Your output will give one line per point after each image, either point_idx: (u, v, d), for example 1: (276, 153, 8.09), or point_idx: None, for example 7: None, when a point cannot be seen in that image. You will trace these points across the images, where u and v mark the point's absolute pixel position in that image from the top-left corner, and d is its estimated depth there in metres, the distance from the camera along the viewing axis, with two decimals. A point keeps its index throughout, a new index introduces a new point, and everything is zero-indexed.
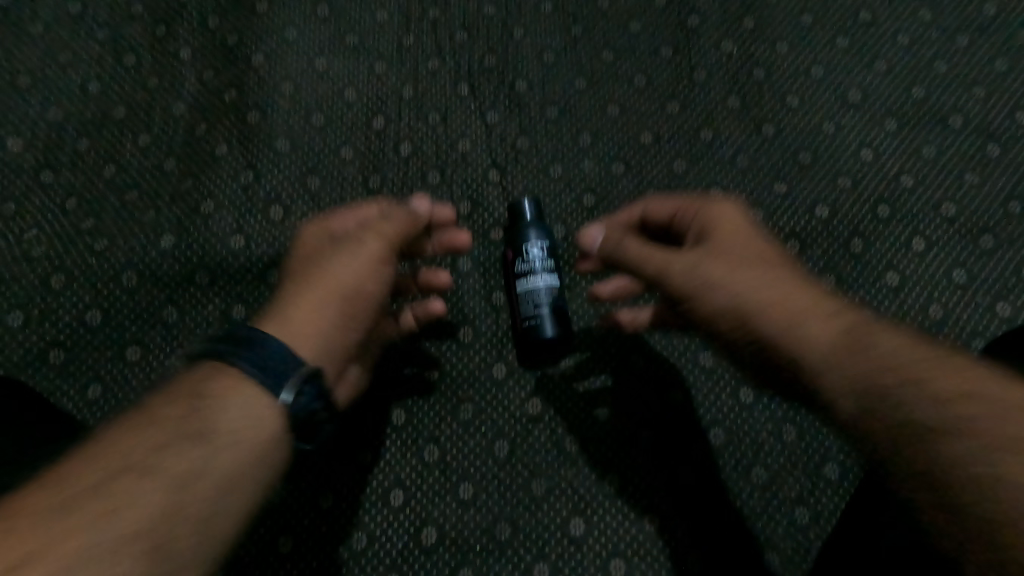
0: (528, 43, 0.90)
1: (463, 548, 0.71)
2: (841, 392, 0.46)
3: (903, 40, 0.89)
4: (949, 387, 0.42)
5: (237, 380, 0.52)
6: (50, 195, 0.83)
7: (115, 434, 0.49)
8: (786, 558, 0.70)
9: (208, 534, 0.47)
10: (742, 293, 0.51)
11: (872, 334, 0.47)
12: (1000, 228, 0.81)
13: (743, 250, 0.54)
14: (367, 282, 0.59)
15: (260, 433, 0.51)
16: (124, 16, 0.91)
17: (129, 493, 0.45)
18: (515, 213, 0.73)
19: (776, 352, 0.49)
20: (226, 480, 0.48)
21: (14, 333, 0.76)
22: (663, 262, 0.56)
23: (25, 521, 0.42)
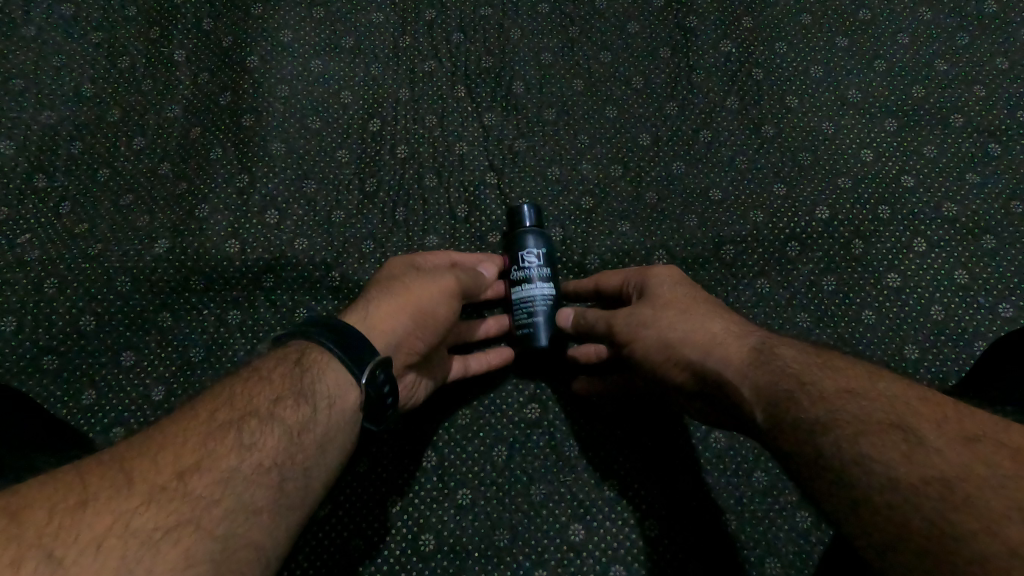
0: (525, 44, 0.89)
1: (461, 554, 0.70)
2: (756, 406, 0.53)
3: (902, 39, 0.89)
4: (822, 407, 0.49)
5: (326, 357, 0.57)
6: (44, 200, 0.82)
7: (233, 388, 0.54)
8: (788, 564, 0.70)
9: (307, 487, 0.51)
10: (667, 333, 0.62)
11: (779, 370, 0.53)
12: (1002, 228, 0.80)
13: (675, 308, 0.64)
14: (442, 305, 0.66)
15: (347, 401, 0.56)
16: (118, 19, 0.91)
17: (247, 437, 0.50)
18: (514, 224, 0.74)
19: (704, 376, 0.58)
20: (321, 439, 0.53)
21: (6, 339, 0.75)
22: (610, 319, 0.67)
23: (168, 449, 0.48)
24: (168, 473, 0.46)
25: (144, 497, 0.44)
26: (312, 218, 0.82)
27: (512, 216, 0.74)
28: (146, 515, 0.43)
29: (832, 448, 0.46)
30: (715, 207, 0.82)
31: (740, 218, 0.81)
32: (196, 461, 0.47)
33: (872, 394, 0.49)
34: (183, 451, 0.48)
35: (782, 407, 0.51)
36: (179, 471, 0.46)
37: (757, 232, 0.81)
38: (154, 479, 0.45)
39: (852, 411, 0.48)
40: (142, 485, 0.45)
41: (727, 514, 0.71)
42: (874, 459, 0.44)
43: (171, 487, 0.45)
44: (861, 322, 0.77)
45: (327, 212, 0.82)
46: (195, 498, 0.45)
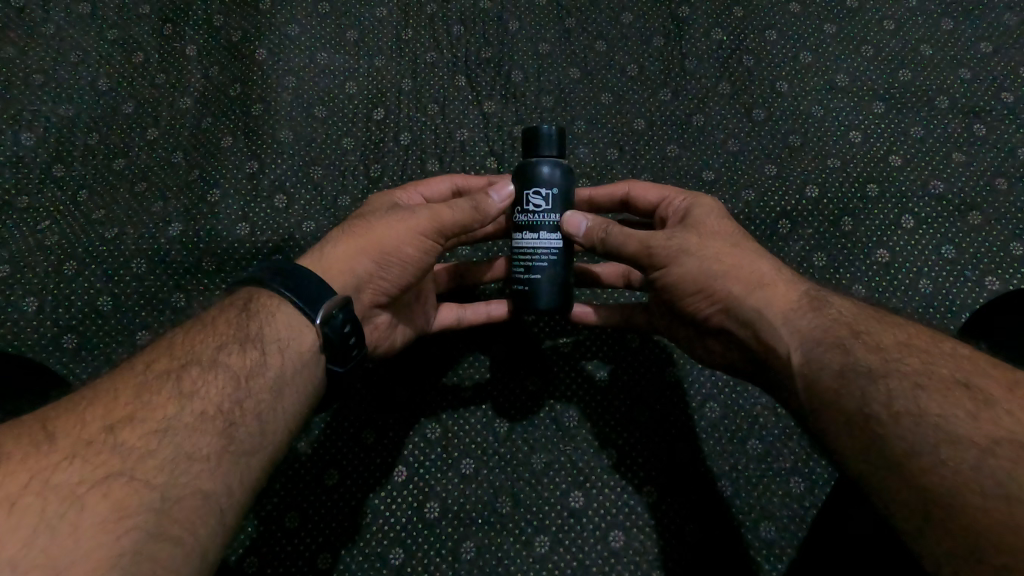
0: (524, 34, 0.92)
1: (465, 521, 0.72)
2: (794, 350, 0.55)
3: (889, 25, 0.91)
4: (880, 357, 0.52)
5: (275, 302, 0.58)
6: (63, 188, 0.85)
7: (183, 336, 0.56)
8: (782, 527, 0.72)
9: (260, 432, 0.53)
10: (710, 265, 0.60)
11: (832, 322, 0.56)
12: (987, 204, 0.82)
13: (716, 241, 0.61)
14: (408, 246, 0.62)
15: (304, 343, 0.58)
16: (132, 16, 0.94)
17: (186, 386, 0.52)
18: (532, 148, 0.63)
19: (734, 314, 0.59)
20: (273, 382, 0.55)
21: (28, 320, 0.79)
22: (641, 240, 0.62)
23: (100, 405, 0.49)
24: (97, 427, 0.47)
25: (68, 452, 0.45)
26: (320, 203, 0.85)
27: (527, 140, 0.63)
28: (69, 470, 0.44)
29: (885, 400, 0.49)
30: (708, 187, 0.85)
31: (732, 197, 0.84)
32: (129, 414, 0.49)
33: (935, 352, 0.52)
34: (114, 405, 0.49)
35: (831, 351, 0.53)
36: (109, 425, 0.48)
37: (749, 210, 0.83)
38: (79, 434, 0.47)
39: (910, 363, 0.51)
40: (67, 439, 0.46)
41: (723, 480, 0.73)
42: (934, 410, 0.46)
43: (98, 441, 0.47)
44: (852, 295, 0.80)
45: (334, 196, 0.85)
46: (126, 449, 0.47)
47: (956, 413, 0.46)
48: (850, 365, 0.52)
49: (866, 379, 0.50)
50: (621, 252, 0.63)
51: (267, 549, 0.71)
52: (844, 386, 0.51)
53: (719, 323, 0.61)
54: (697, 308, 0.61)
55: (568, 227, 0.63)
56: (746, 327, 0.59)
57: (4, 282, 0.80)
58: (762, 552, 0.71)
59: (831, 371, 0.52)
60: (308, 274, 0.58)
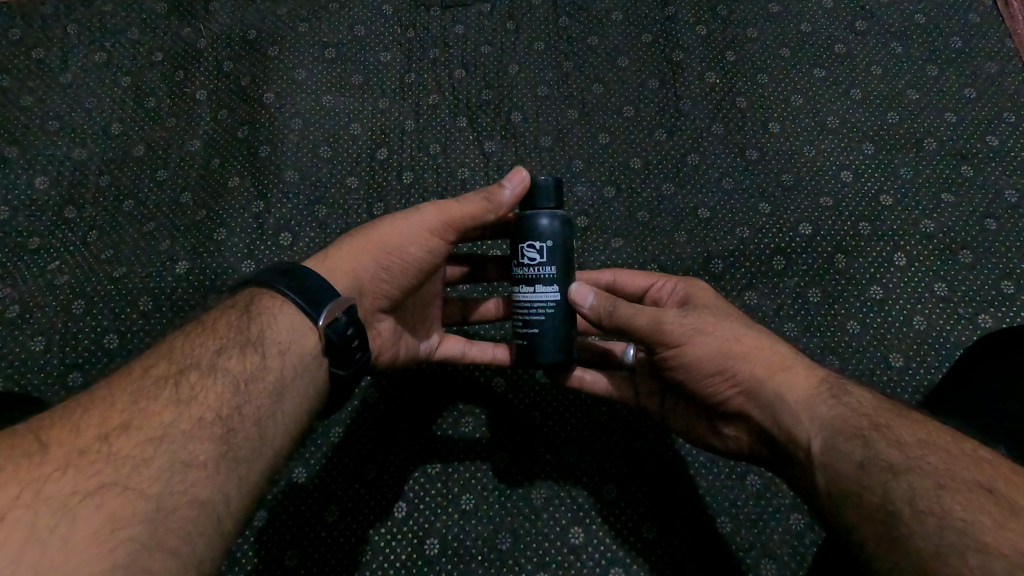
0: (523, 78, 0.95)
1: (465, 558, 0.72)
2: (815, 437, 0.53)
3: (876, 69, 0.94)
4: (902, 452, 0.49)
5: (277, 304, 0.60)
6: (73, 228, 0.88)
7: (182, 340, 0.57)
8: (783, 564, 0.72)
9: (259, 438, 0.53)
10: (728, 345, 0.59)
11: (851, 411, 0.53)
12: (977, 243, 0.84)
13: (728, 323, 0.61)
14: (413, 244, 0.66)
15: (307, 344, 0.59)
16: (144, 62, 0.98)
17: (184, 392, 0.52)
18: (529, 203, 0.63)
19: (756, 399, 0.57)
20: (273, 386, 0.56)
21: (35, 356, 0.80)
22: (655, 316, 0.61)
23: (95, 413, 0.50)
24: (91, 436, 0.48)
25: (61, 463, 0.45)
26: (323, 240, 0.87)
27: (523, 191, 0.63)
28: (62, 481, 0.44)
29: (908, 497, 0.46)
30: (704, 225, 0.87)
31: (727, 235, 0.86)
32: (124, 422, 0.49)
33: (956, 451, 0.49)
34: (111, 413, 0.50)
35: (852, 443, 0.51)
36: (103, 434, 0.48)
37: (744, 247, 0.85)
38: (73, 443, 0.47)
39: (932, 461, 0.48)
40: (61, 449, 0.46)
41: (722, 516, 0.74)
42: (958, 514, 0.44)
43: (92, 449, 0.47)
44: (846, 331, 0.81)
45: (337, 234, 0.87)
46: (121, 458, 0.47)
47: (982, 519, 0.43)
48: (871, 460, 0.49)
49: (890, 477, 0.48)
50: (634, 326, 0.61)
51: None
52: (869, 483, 0.48)
53: (739, 408, 0.59)
54: (716, 391, 0.59)
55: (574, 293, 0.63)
56: (766, 412, 0.57)
57: (14, 322, 0.82)
58: None
59: (854, 462, 0.50)
60: (312, 274, 0.60)
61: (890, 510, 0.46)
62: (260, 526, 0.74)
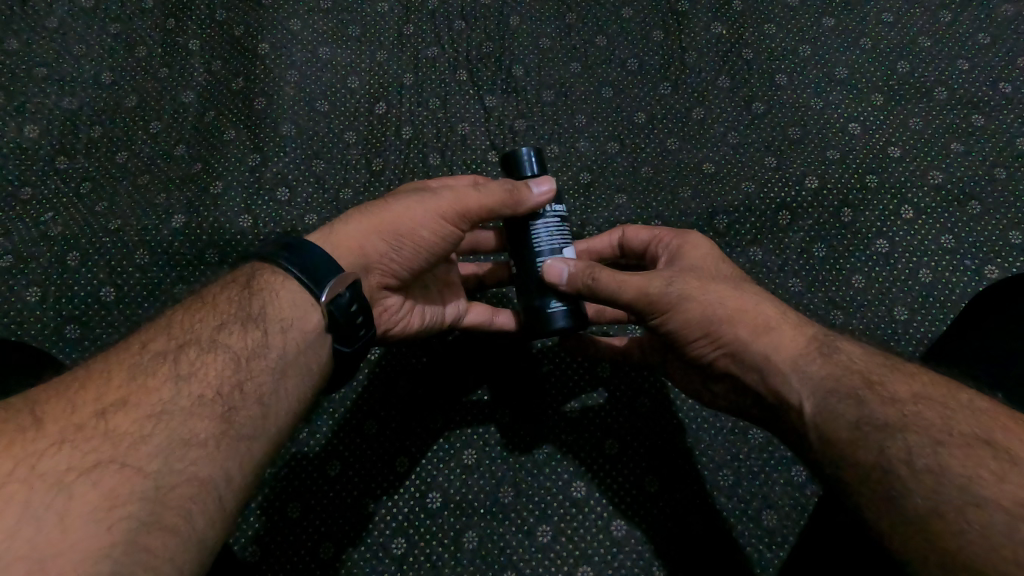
0: (524, 29, 0.93)
1: (466, 511, 0.73)
2: (806, 398, 0.52)
3: (887, 19, 0.92)
4: (897, 410, 0.48)
5: (280, 279, 0.58)
6: (65, 180, 0.86)
7: (183, 315, 0.56)
8: (784, 515, 0.72)
9: (262, 414, 0.52)
10: (714, 309, 0.57)
11: (845, 370, 0.52)
12: (986, 194, 0.83)
13: (712, 285, 0.58)
14: (425, 228, 0.63)
15: (310, 322, 0.58)
16: (134, 12, 0.95)
17: (184, 366, 0.51)
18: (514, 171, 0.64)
19: (742, 360, 0.56)
20: (275, 364, 0.55)
21: (31, 309, 0.79)
22: (640, 286, 0.59)
23: (91, 388, 0.48)
24: (87, 413, 0.47)
25: (57, 439, 0.44)
26: (322, 195, 0.85)
27: (507, 164, 0.64)
28: (57, 458, 0.43)
29: (904, 456, 0.45)
30: (708, 178, 0.85)
31: (732, 189, 0.84)
32: (122, 399, 0.48)
33: (952, 405, 0.48)
34: (109, 388, 0.49)
35: (845, 403, 0.50)
36: (100, 410, 0.47)
37: (749, 201, 0.84)
38: (68, 420, 0.46)
39: (928, 417, 0.47)
40: (56, 424, 0.45)
41: (724, 470, 0.74)
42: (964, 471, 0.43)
43: (88, 426, 0.46)
44: (852, 285, 0.80)
45: (336, 188, 0.86)
46: (118, 435, 0.46)
47: (981, 474, 0.42)
48: (864, 420, 0.48)
49: (885, 435, 0.47)
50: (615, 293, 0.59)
51: (266, 538, 0.71)
52: (863, 441, 0.47)
53: (727, 369, 0.58)
54: (701, 352, 0.58)
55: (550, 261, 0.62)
56: (754, 372, 0.55)
57: (8, 273, 0.80)
58: (764, 540, 0.71)
59: (848, 423, 0.49)
60: (314, 249, 0.58)
61: (885, 471, 0.46)
62: (263, 480, 0.73)
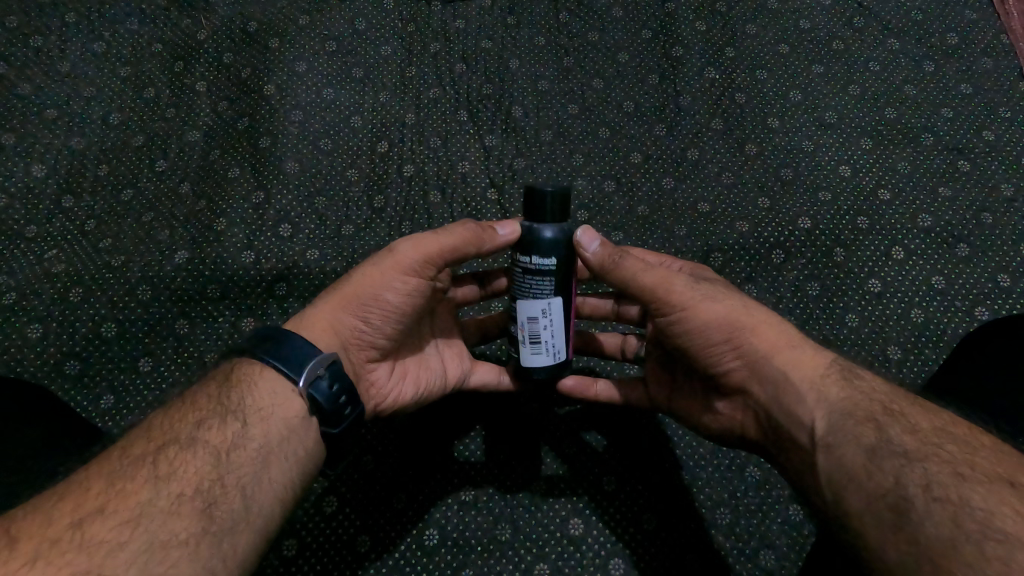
0: (524, 73, 0.95)
1: (463, 549, 0.72)
2: (820, 417, 0.53)
3: (873, 66, 0.95)
4: (917, 440, 0.49)
5: (258, 369, 0.58)
6: (70, 218, 0.87)
7: (162, 416, 0.56)
8: (783, 555, 0.72)
9: (245, 509, 0.52)
10: (738, 314, 0.59)
11: (863, 396, 0.53)
12: (974, 237, 0.85)
13: (740, 295, 0.61)
14: (388, 289, 0.61)
15: (291, 408, 0.57)
16: (144, 53, 0.97)
17: (163, 468, 0.52)
18: (536, 209, 0.59)
19: (759, 374, 0.57)
20: (256, 453, 0.55)
21: (31, 345, 0.79)
22: (665, 276, 0.60)
23: (69, 499, 0.49)
24: (64, 524, 0.47)
25: (29, 557, 0.44)
26: (323, 232, 0.87)
27: (530, 199, 0.59)
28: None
29: (922, 483, 0.45)
30: (703, 218, 0.87)
31: (727, 229, 0.86)
32: (100, 506, 0.48)
33: (952, 451, 0.48)
34: (85, 497, 0.49)
35: (863, 427, 0.51)
36: (76, 521, 0.47)
37: (743, 241, 0.85)
38: (43, 534, 0.46)
39: (950, 449, 0.48)
40: (30, 542, 0.45)
41: (721, 508, 0.74)
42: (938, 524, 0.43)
43: (64, 538, 0.46)
44: (845, 323, 0.81)
45: (338, 225, 0.87)
46: (93, 545, 0.46)
47: (1003, 511, 0.42)
48: (884, 445, 0.49)
49: (904, 462, 0.47)
50: (639, 282, 0.60)
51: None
52: (879, 467, 0.48)
53: (739, 382, 0.59)
54: (719, 361, 0.59)
55: (518, 310, 0.60)
56: (768, 388, 0.57)
57: (11, 310, 0.81)
58: None
59: (865, 447, 0.49)
60: (288, 338, 0.58)
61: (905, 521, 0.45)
62: None
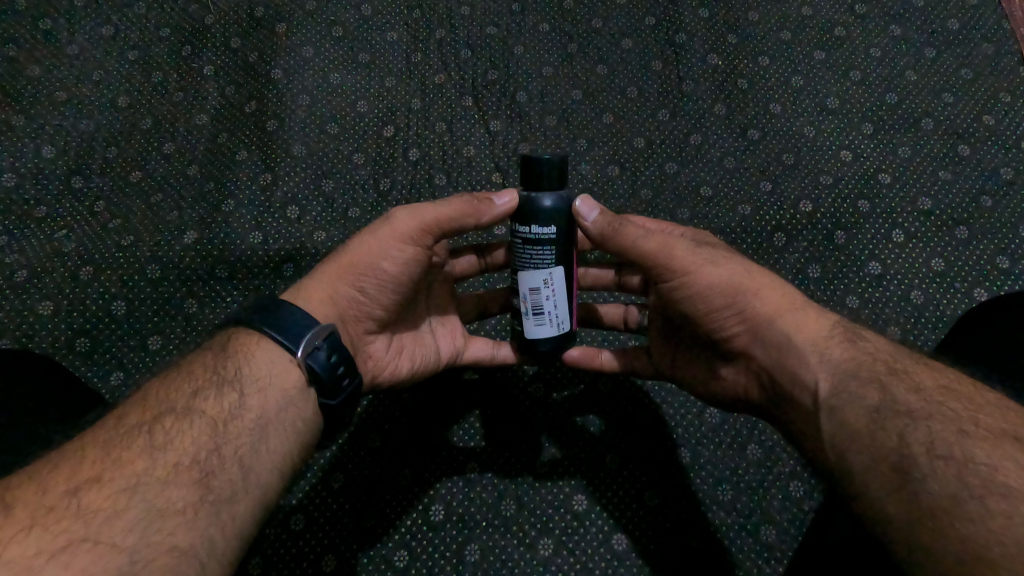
0: (528, 59, 0.96)
1: (469, 523, 0.73)
2: (824, 380, 0.54)
3: (874, 53, 0.96)
4: (921, 397, 0.50)
5: (254, 340, 0.58)
6: (79, 199, 0.88)
7: (157, 386, 0.56)
8: (782, 530, 0.73)
9: (242, 480, 0.52)
10: (739, 279, 0.59)
11: (866, 356, 0.54)
12: (973, 220, 0.86)
13: (740, 260, 0.62)
14: (384, 258, 0.62)
15: (289, 379, 0.58)
16: (152, 38, 0.98)
17: (159, 437, 0.51)
18: (533, 177, 0.59)
19: (762, 337, 0.58)
20: (253, 424, 0.55)
21: (42, 323, 0.81)
22: (664, 241, 0.60)
23: (63, 467, 0.47)
24: (59, 492, 0.46)
25: (26, 523, 0.43)
26: (330, 213, 0.88)
27: (528, 165, 0.59)
28: (26, 543, 0.42)
29: (926, 441, 0.46)
30: (705, 201, 0.88)
31: (729, 212, 0.87)
32: (96, 475, 0.47)
33: (954, 408, 0.49)
34: (80, 466, 0.48)
35: (867, 387, 0.52)
36: (72, 489, 0.46)
37: (745, 223, 0.87)
38: (40, 501, 0.45)
39: (953, 407, 0.49)
40: (26, 508, 0.44)
41: (722, 484, 0.75)
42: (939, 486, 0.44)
43: (60, 506, 0.45)
44: (846, 305, 0.82)
45: (345, 207, 0.88)
46: (91, 512, 0.45)
47: (1005, 465, 0.43)
48: (886, 405, 0.50)
49: (907, 421, 0.48)
50: (638, 248, 0.60)
51: (267, 550, 0.72)
52: (882, 427, 0.49)
53: (742, 346, 0.60)
54: (721, 326, 0.60)
55: (521, 282, 0.61)
56: (771, 350, 0.58)
57: (22, 288, 0.82)
58: (762, 554, 0.72)
59: (867, 407, 0.50)
60: (286, 308, 0.58)
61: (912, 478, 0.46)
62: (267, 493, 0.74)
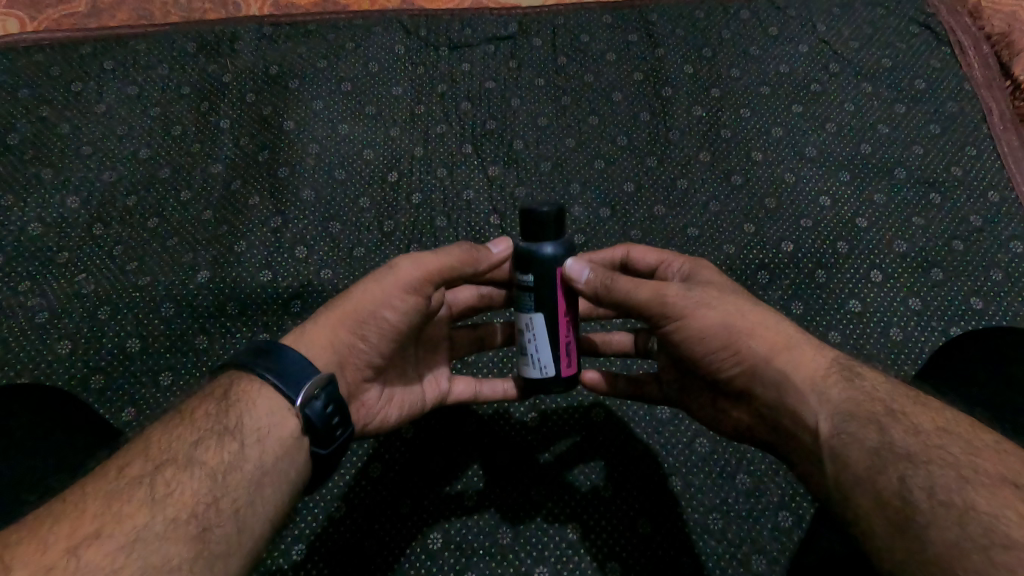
0: (525, 111, 1.03)
1: (466, 552, 0.75)
2: (824, 419, 0.56)
3: (848, 107, 1.03)
4: (921, 440, 0.52)
5: (255, 386, 0.59)
6: (99, 243, 0.93)
7: (160, 432, 0.56)
8: (772, 559, 0.75)
9: (236, 534, 0.52)
10: (734, 321, 0.62)
11: (863, 395, 0.56)
12: (947, 261, 0.90)
13: (738, 301, 0.64)
14: (388, 306, 0.65)
15: (287, 428, 0.58)
16: (174, 94, 1.05)
17: (161, 489, 0.51)
18: (534, 225, 0.64)
19: (760, 377, 0.61)
20: (251, 476, 0.55)
21: (60, 359, 0.85)
22: (657, 288, 0.65)
23: (65, 521, 0.47)
24: (60, 550, 0.45)
25: None
26: (337, 254, 0.92)
27: (527, 216, 0.64)
28: None
29: (927, 487, 0.48)
30: (692, 242, 0.93)
31: (714, 251, 0.92)
32: (96, 530, 0.47)
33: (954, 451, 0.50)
34: (82, 519, 0.47)
35: (866, 429, 0.54)
36: (72, 546, 0.46)
37: (730, 262, 0.91)
38: (39, 560, 0.44)
39: (953, 451, 0.50)
40: (25, 568, 0.43)
41: (712, 514, 0.77)
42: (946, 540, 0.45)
43: (59, 566, 0.44)
44: (828, 340, 0.86)
45: (351, 249, 0.93)
46: (90, 571, 0.44)
47: (1006, 514, 0.45)
48: (887, 450, 0.52)
49: (909, 465, 0.50)
50: (635, 297, 0.65)
51: None
52: (883, 469, 0.51)
53: (744, 385, 0.62)
54: (721, 368, 0.63)
55: (525, 318, 0.66)
56: (772, 391, 0.60)
57: (42, 327, 0.87)
58: None
59: (869, 448, 0.53)
60: (287, 355, 0.59)
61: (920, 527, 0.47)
62: None
